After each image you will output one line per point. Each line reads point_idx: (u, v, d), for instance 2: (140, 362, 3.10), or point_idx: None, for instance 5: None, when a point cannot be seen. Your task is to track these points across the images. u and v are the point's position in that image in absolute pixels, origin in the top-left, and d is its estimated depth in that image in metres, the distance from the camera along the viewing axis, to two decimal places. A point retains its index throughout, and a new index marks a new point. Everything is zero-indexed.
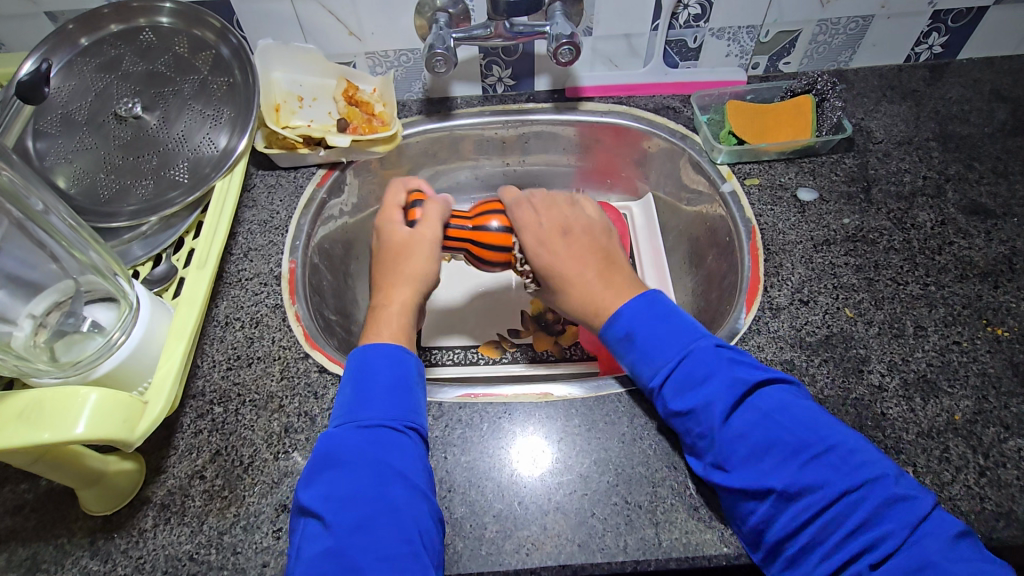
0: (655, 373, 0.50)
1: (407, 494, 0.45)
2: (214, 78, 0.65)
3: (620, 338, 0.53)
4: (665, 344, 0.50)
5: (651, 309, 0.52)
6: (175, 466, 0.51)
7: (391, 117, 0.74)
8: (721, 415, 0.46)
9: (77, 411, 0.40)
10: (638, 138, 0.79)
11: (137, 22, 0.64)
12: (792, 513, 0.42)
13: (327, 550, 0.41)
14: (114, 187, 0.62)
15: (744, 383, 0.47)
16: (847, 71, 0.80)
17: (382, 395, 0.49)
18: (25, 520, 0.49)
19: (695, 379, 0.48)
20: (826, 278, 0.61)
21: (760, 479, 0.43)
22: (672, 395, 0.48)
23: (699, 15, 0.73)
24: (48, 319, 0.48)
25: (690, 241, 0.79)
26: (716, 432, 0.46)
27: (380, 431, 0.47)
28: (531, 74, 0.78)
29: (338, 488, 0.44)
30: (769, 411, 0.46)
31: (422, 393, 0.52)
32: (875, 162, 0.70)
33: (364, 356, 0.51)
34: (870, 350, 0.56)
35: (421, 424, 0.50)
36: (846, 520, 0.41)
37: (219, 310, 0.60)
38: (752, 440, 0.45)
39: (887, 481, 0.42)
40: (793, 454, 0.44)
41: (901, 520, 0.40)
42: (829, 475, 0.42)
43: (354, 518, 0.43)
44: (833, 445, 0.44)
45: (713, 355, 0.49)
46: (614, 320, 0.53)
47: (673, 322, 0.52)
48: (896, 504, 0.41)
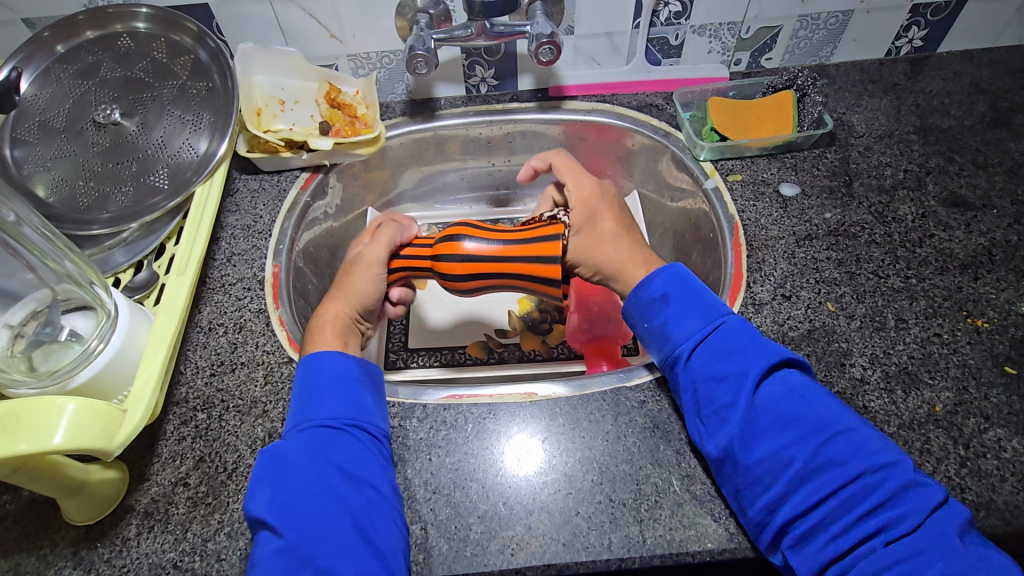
0: (682, 341, 0.51)
1: (352, 486, 0.46)
2: (193, 83, 0.65)
3: (654, 299, 0.53)
4: (686, 326, 0.51)
5: (674, 290, 0.53)
6: (158, 473, 0.51)
7: (374, 119, 0.73)
8: (753, 386, 0.47)
9: (54, 421, 0.40)
10: (622, 136, 0.79)
11: (113, 27, 0.64)
12: (811, 489, 0.43)
13: (281, 548, 0.43)
14: (94, 195, 0.62)
15: (779, 356, 0.48)
16: (829, 65, 0.80)
17: (323, 398, 0.50)
18: (7, 532, 0.49)
19: (726, 350, 0.49)
20: (808, 272, 0.62)
21: (783, 451, 0.44)
22: (700, 363, 0.49)
23: (679, 12, 0.73)
24: (25, 328, 0.48)
25: (675, 237, 0.79)
26: (738, 402, 0.47)
27: (320, 431, 0.48)
28: (514, 74, 0.78)
29: (283, 494, 0.45)
30: (796, 387, 0.47)
31: (372, 390, 0.53)
32: (856, 157, 0.71)
33: (309, 365, 0.52)
34: (852, 344, 0.57)
35: (368, 421, 0.50)
36: (864, 500, 0.42)
37: (202, 316, 0.60)
38: (773, 417, 0.46)
39: (905, 465, 0.43)
40: (814, 432, 0.45)
41: (918, 502, 0.41)
42: (853, 453, 0.43)
43: (301, 519, 0.44)
44: (852, 426, 0.45)
45: (745, 329, 0.50)
46: (648, 281, 0.54)
47: (705, 296, 0.52)
48: (915, 488, 0.42)
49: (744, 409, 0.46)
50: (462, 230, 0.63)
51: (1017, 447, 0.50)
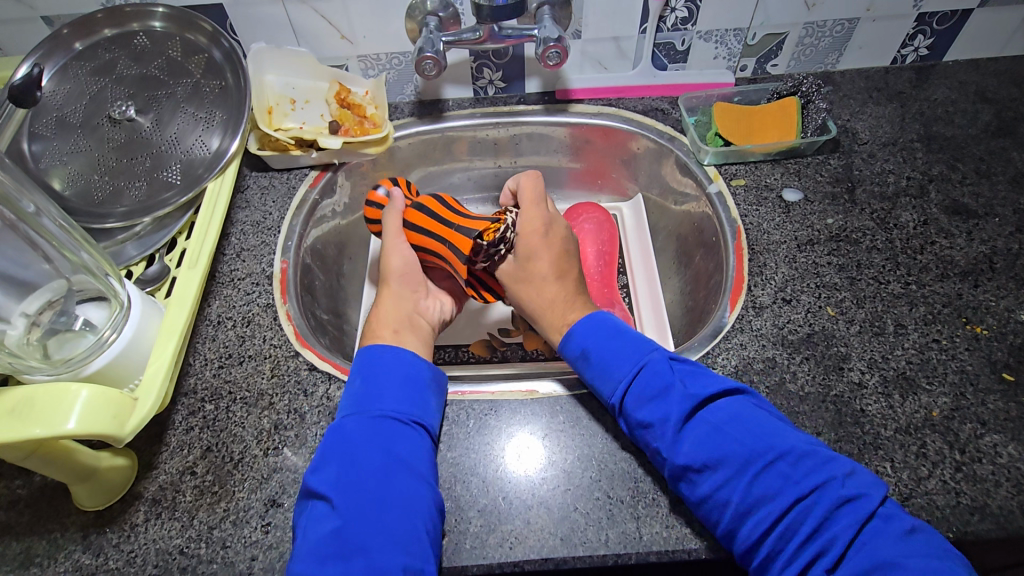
0: (611, 392, 0.52)
1: (412, 480, 0.46)
2: (206, 81, 0.66)
3: (579, 356, 0.55)
4: (609, 377, 0.52)
5: (590, 346, 0.55)
6: (166, 462, 0.52)
7: (382, 119, 0.75)
8: (675, 429, 0.47)
9: (68, 407, 0.41)
10: (627, 139, 0.80)
11: (130, 26, 0.65)
12: (755, 521, 0.43)
13: (336, 530, 0.43)
14: (109, 189, 0.63)
15: (696, 396, 0.48)
16: (835, 72, 0.81)
17: (391, 391, 0.51)
18: (19, 515, 0.50)
19: (651, 392, 0.49)
20: (809, 277, 0.62)
21: (720, 489, 0.44)
22: (630, 409, 0.50)
23: (686, 18, 0.74)
24: (41, 318, 0.49)
25: (677, 240, 0.80)
26: (666, 447, 0.47)
27: (388, 423, 0.49)
28: (522, 77, 0.79)
29: (346, 476, 0.46)
30: (720, 424, 0.47)
31: (437, 395, 0.54)
32: (860, 163, 0.71)
33: (376, 360, 0.54)
34: (851, 348, 0.57)
35: (430, 421, 0.52)
36: (803, 526, 0.41)
37: (211, 309, 0.61)
38: (701, 454, 0.46)
39: (834, 484, 0.42)
40: (743, 464, 0.44)
41: (849, 520, 0.41)
42: (782, 484, 0.43)
43: (361, 502, 0.44)
44: (779, 453, 0.44)
45: (666, 368, 0.51)
46: (569, 338, 0.57)
47: (623, 343, 0.54)
48: (846, 506, 0.41)
49: (670, 452, 0.47)
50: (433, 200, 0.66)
51: (1013, 453, 0.51)
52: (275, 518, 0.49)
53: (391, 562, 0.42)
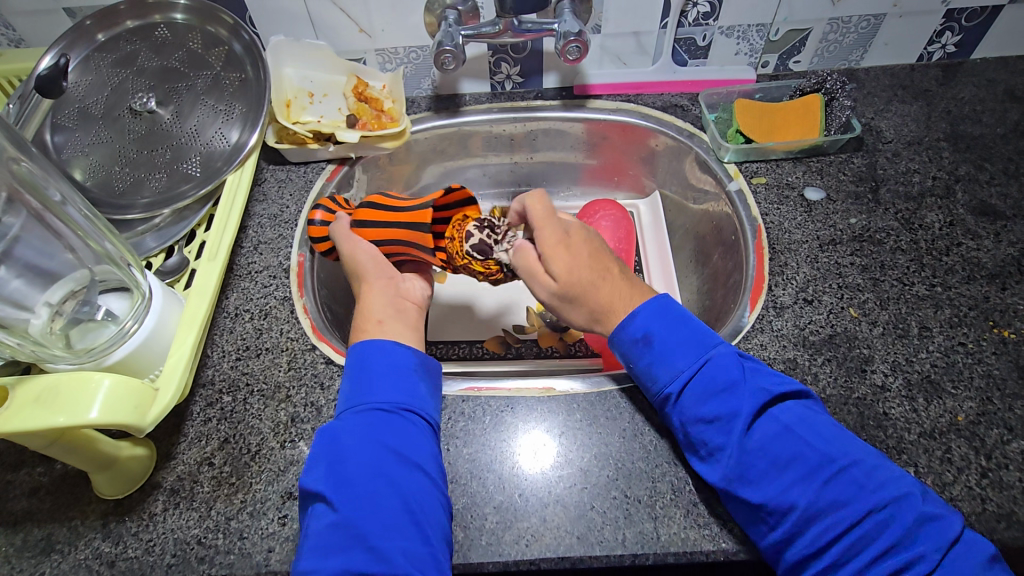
0: (669, 382, 0.49)
1: (404, 468, 0.46)
2: (226, 73, 0.66)
3: (636, 340, 0.51)
4: (669, 368, 0.49)
5: (654, 331, 0.51)
6: (184, 452, 0.52)
7: (400, 113, 0.74)
8: (744, 426, 0.46)
9: (90, 396, 0.42)
10: (646, 136, 0.79)
11: (151, 18, 0.65)
12: (820, 530, 0.42)
13: (335, 523, 0.43)
14: (129, 180, 0.64)
15: (770, 392, 0.47)
16: (858, 70, 0.79)
17: (376, 382, 0.50)
18: (40, 502, 0.50)
19: (715, 389, 0.47)
20: (831, 277, 0.61)
21: (782, 494, 0.43)
22: (688, 405, 0.48)
23: (708, 13, 0.73)
24: (63, 307, 0.49)
25: (696, 239, 0.79)
26: (731, 447, 0.45)
27: (375, 413, 0.49)
28: (540, 72, 0.79)
29: (338, 468, 0.46)
30: (790, 424, 0.45)
31: (428, 379, 0.53)
32: (884, 162, 0.70)
33: (358, 352, 0.52)
34: (874, 350, 0.56)
35: (421, 406, 0.50)
36: (873, 540, 0.41)
37: (229, 301, 0.62)
38: (769, 459, 0.44)
39: (915, 499, 0.41)
40: (814, 471, 0.43)
41: (931, 541, 0.40)
42: (856, 492, 0.42)
43: (358, 495, 0.44)
44: (853, 466, 0.43)
45: (734, 362, 0.48)
46: (629, 322, 0.52)
47: (687, 332, 0.51)
48: (928, 523, 0.40)
49: (735, 452, 0.45)
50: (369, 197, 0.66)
51: None
52: (291, 510, 0.50)
53: (392, 550, 0.42)
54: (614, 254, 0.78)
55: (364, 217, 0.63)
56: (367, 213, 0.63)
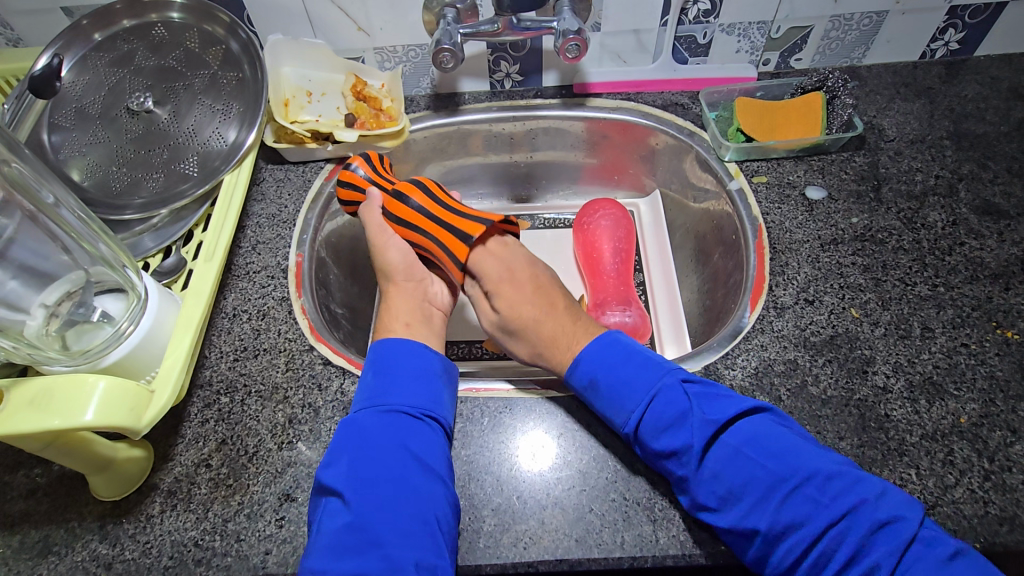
0: (625, 421, 0.49)
1: (424, 474, 0.46)
2: (224, 73, 0.66)
3: (586, 385, 0.52)
4: (621, 406, 0.49)
5: (598, 373, 0.51)
6: (182, 453, 0.52)
7: (399, 113, 0.74)
8: (697, 457, 0.45)
9: (85, 398, 0.41)
10: (646, 134, 0.78)
11: (148, 17, 0.65)
12: (787, 548, 0.41)
13: (350, 524, 0.43)
14: (126, 180, 0.63)
15: (714, 422, 0.46)
16: (861, 67, 0.79)
17: (401, 383, 0.50)
18: (38, 504, 0.50)
19: (664, 423, 0.47)
20: (833, 278, 0.61)
21: (743, 521, 0.43)
22: (645, 441, 0.48)
23: (709, 11, 0.72)
24: (60, 308, 0.49)
25: (696, 238, 0.78)
26: (690, 479, 0.45)
27: (400, 416, 0.48)
28: (540, 70, 0.78)
29: (358, 468, 0.45)
30: (739, 446, 0.45)
31: (449, 386, 0.53)
32: (886, 161, 0.69)
33: (384, 351, 0.52)
34: (875, 351, 0.56)
35: (442, 413, 0.51)
36: (838, 553, 0.40)
37: (227, 302, 0.61)
38: (724, 489, 0.44)
39: (867, 507, 0.41)
40: (768, 493, 0.43)
41: (887, 546, 0.39)
42: (811, 509, 0.42)
43: (377, 497, 0.44)
44: (807, 481, 0.42)
45: (679, 392, 0.48)
46: (576, 367, 0.52)
47: (630, 367, 0.51)
48: (882, 530, 0.40)
49: (694, 484, 0.45)
50: (416, 187, 0.63)
51: None
52: (289, 512, 0.49)
53: (405, 557, 0.41)
54: (614, 253, 0.77)
55: (397, 207, 0.61)
56: (406, 208, 0.61)
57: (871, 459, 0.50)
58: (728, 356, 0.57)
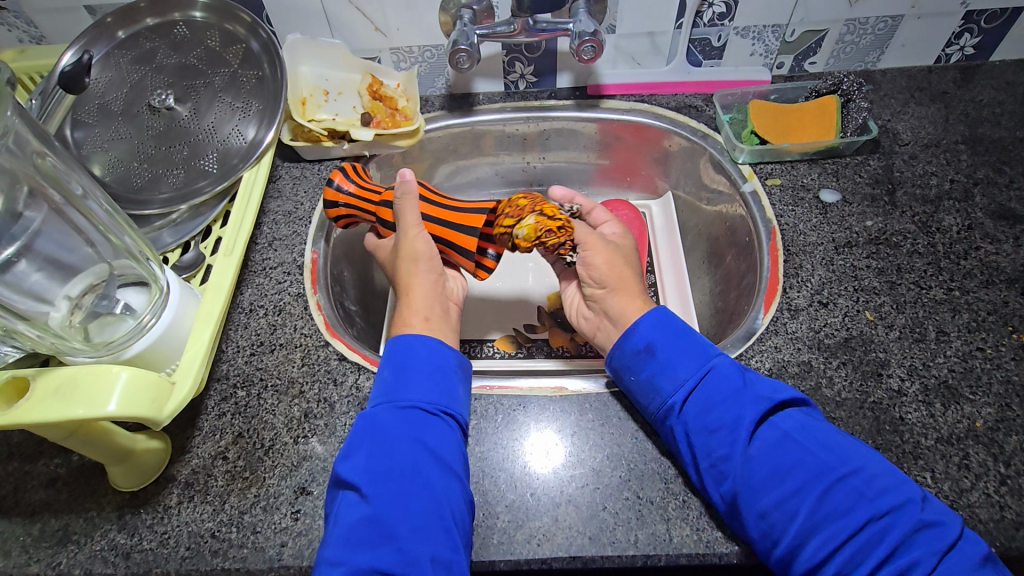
0: (672, 393, 0.50)
1: (440, 471, 0.46)
2: (243, 71, 0.67)
3: (640, 350, 0.52)
4: (674, 378, 0.50)
5: (657, 341, 0.52)
6: (199, 446, 0.53)
7: (414, 112, 0.75)
8: (746, 436, 0.46)
9: (109, 388, 0.42)
10: (659, 136, 0.79)
11: (171, 15, 0.66)
12: (820, 542, 0.41)
13: (369, 516, 0.43)
14: (147, 176, 0.64)
15: (770, 400, 0.47)
16: (875, 71, 0.79)
17: (424, 379, 0.50)
18: (58, 493, 0.51)
19: (716, 398, 0.48)
20: (847, 280, 0.61)
21: (782, 505, 0.43)
22: (690, 417, 0.48)
23: (723, 14, 0.72)
24: (83, 301, 0.50)
25: (709, 240, 0.79)
26: (734, 458, 0.45)
27: (420, 411, 0.49)
28: (554, 71, 0.79)
29: (378, 460, 0.46)
30: (789, 432, 0.46)
31: (465, 382, 0.53)
32: (900, 165, 0.69)
33: (403, 345, 0.52)
34: (890, 354, 0.56)
35: (458, 409, 0.51)
36: (875, 549, 0.40)
37: (243, 297, 0.62)
38: (768, 471, 0.44)
39: (913, 507, 0.41)
40: (813, 481, 0.43)
41: (927, 547, 0.40)
42: (856, 500, 0.42)
43: (393, 490, 0.44)
44: (855, 474, 0.43)
45: (734, 373, 0.49)
46: (633, 332, 0.53)
47: (691, 342, 0.52)
48: (924, 530, 0.40)
49: (739, 462, 0.45)
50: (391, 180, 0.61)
51: None
52: (304, 505, 0.50)
53: (421, 553, 0.42)
54: None
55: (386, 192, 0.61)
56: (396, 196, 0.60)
57: None
58: (742, 357, 0.57)
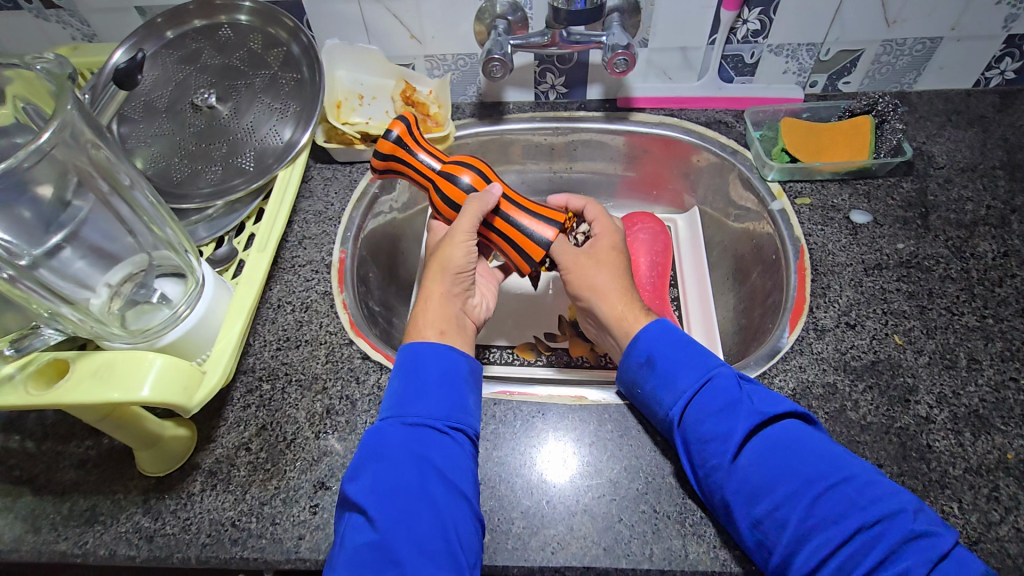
0: (672, 403, 0.50)
1: (447, 492, 0.46)
2: (283, 74, 0.69)
3: (641, 362, 0.53)
4: (671, 388, 0.50)
5: (657, 353, 0.52)
6: (223, 436, 0.54)
7: (445, 118, 0.76)
8: (738, 445, 0.46)
9: (143, 373, 0.43)
10: (688, 151, 0.79)
11: (218, 18, 0.69)
12: (812, 550, 0.41)
13: (373, 542, 0.43)
14: (187, 171, 0.67)
15: (763, 414, 0.47)
16: (911, 93, 0.78)
17: (430, 393, 0.50)
18: (87, 474, 0.53)
19: (713, 408, 0.48)
20: (876, 303, 0.60)
21: (772, 513, 0.43)
22: (689, 425, 0.48)
23: (758, 31, 0.72)
24: (122, 288, 0.51)
25: (734, 257, 0.78)
26: (724, 467, 0.45)
27: (425, 429, 0.48)
28: (584, 83, 0.79)
29: (382, 481, 0.45)
30: (780, 440, 0.46)
31: (474, 390, 0.53)
32: (935, 188, 0.68)
33: (411, 353, 0.52)
34: (918, 380, 0.55)
35: (466, 422, 0.50)
36: (865, 559, 0.40)
37: (272, 293, 0.64)
38: (758, 480, 0.44)
39: (904, 516, 0.41)
40: (805, 488, 0.43)
41: (919, 557, 0.39)
42: (847, 508, 0.42)
43: (399, 510, 0.44)
44: (846, 482, 0.43)
45: (733, 384, 0.49)
46: (634, 344, 0.53)
47: (692, 352, 0.52)
48: (916, 540, 0.40)
49: (728, 470, 0.45)
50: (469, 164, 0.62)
51: None
52: (323, 500, 0.51)
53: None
54: (651, 266, 0.77)
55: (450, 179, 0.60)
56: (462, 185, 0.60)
57: (912, 490, 0.49)
58: (765, 376, 0.56)
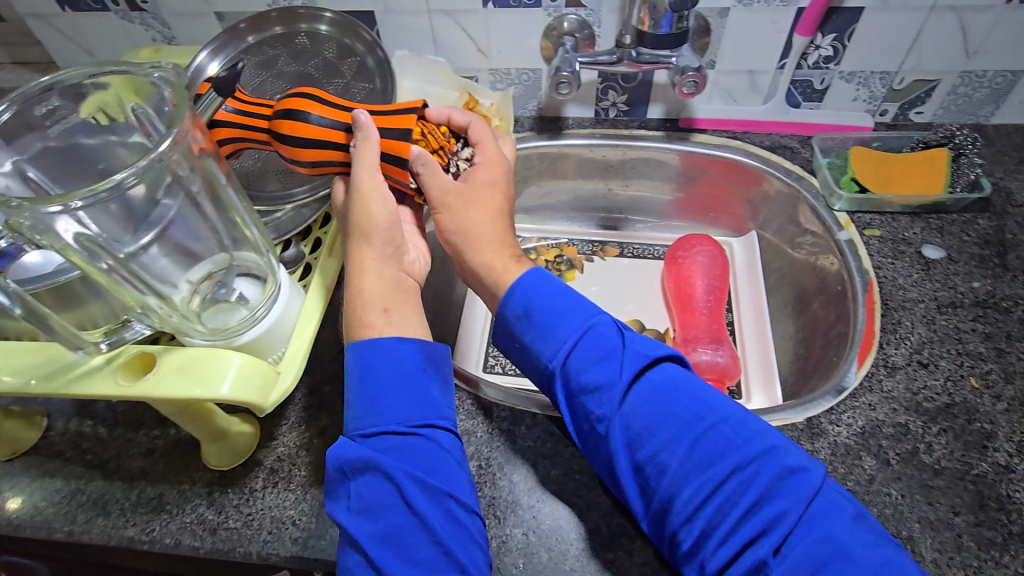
0: (552, 354, 0.48)
1: (428, 497, 0.45)
2: (356, 83, 0.71)
3: (518, 314, 0.50)
4: (552, 338, 0.49)
5: (534, 304, 0.50)
6: (286, 435, 0.55)
7: (506, 132, 0.77)
8: (621, 394, 0.46)
9: (223, 372, 0.45)
10: (752, 176, 0.78)
11: (297, 26, 0.71)
12: (691, 497, 0.42)
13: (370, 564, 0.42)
14: (259, 173, 0.69)
15: (647, 356, 0.47)
16: (987, 126, 0.76)
17: (387, 393, 0.47)
18: (155, 463, 0.54)
19: (594, 356, 0.47)
20: (950, 342, 0.58)
21: (663, 461, 0.44)
22: (571, 375, 0.47)
23: (830, 57, 0.71)
24: (201, 286, 0.53)
25: (793, 286, 0.77)
26: (610, 418, 0.45)
27: (388, 435, 0.46)
28: (646, 102, 0.79)
29: (364, 499, 0.44)
30: (661, 385, 0.46)
31: (433, 377, 0.50)
32: (1014, 227, 0.66)
33: (362, 353, 0.49)
34: (997, 426, 0.52)
35: (431, 417, 0.48)
36: (741, 500, 0.42)
37: (335, 297, 0.65)
38: (646, 428, 0.45)
39: (777, 455, 0.43)
40: (686, 434, 0.44)
41: (794, 496, 0.41)
42: (724, 449, 0.43)
43: (384, 528, 0.43)
44: (724, 423, 0.44)
45: (613, 331, 0.49)
46: (510, 295, 0.51)
47: (568, 300, 0.50)
48: (791, 480, 0.42)
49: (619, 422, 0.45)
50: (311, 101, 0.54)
51: None
52: None
53: None
54: (707, 290, 0.77)
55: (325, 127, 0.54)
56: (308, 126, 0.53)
57: (990, 541, 0.47)
58: (833, 412, 0.54)
